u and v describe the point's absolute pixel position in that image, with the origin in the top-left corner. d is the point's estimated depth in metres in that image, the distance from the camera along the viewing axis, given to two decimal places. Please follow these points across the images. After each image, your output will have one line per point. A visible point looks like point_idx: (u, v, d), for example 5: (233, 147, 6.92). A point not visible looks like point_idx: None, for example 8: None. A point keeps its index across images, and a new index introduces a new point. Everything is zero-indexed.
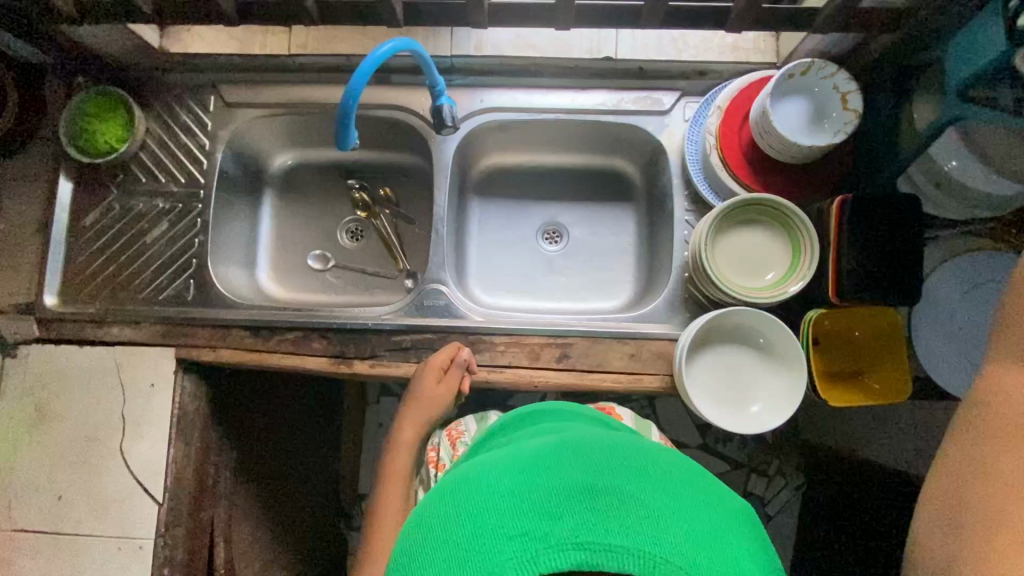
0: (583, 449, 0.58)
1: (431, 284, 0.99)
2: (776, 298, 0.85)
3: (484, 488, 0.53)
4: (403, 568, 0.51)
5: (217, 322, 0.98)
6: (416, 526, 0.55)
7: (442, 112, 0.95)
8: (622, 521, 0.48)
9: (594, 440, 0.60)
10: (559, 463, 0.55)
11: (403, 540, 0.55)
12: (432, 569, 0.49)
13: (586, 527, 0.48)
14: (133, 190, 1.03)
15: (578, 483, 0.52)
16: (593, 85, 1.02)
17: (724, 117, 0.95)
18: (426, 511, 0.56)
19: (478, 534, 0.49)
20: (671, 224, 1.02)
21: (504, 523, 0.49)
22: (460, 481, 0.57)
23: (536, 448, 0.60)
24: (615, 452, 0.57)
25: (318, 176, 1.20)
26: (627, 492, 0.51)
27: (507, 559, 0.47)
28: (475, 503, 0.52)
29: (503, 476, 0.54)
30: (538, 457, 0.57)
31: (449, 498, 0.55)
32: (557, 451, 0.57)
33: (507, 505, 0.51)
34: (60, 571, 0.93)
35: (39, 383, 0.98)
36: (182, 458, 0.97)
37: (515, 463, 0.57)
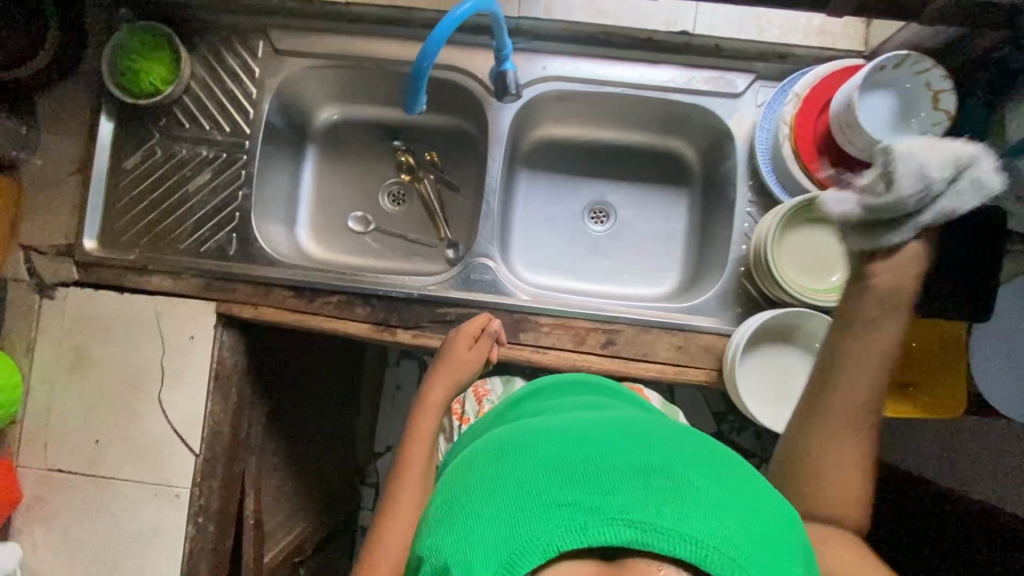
0: (635, 428, 0.55)
1: (478, 257, 0.97)
2: (837, 302, 0.83)
3: (532, 456, 0.52)
4: (444, 524, 0.51)
5: (259, 279, 0.96)
6: (458, 484, 0.55)
7: (506, 79, 0.89)
8: (676, 505, 0.46)
9: (646, 422, 0.58)
10: (611, 440, 0.53)
11: (445, 497, 0.54)
12: (474, 527, 0.48)
13: (638, 506, 0.45)
14: (175, 135, 1.00)
15: (630, 461, 0.49)
16: (663, 60, 0.96)
17: (801, 106, 0.90)
18: (471, 472, 0.55)
19: (525, 498, 0.48)
20: (730, 214, 0.98)
21: (552, 492, 0.48)
22: (506, 445, 0.56)
23: (586, 421, 0.58)
24: (668, 435, 0.54)
25: (362, 133, 1.15)
26: (681, 476, 0.49)
27: (553, 528, 0.45)
28: (521, 470, 0.51)
29: (552, 445, 0.53)
30: (589, 430, 0.55)
31: (495, 462, 0.54)
32: (609, 427, 0.55)
33: (557, 475, 0.49)
34: (96, 511, 0.95)
35: (77, 326, 0.97)
36: (219, 412, 0.97)
37: (564, 433, 0.55)
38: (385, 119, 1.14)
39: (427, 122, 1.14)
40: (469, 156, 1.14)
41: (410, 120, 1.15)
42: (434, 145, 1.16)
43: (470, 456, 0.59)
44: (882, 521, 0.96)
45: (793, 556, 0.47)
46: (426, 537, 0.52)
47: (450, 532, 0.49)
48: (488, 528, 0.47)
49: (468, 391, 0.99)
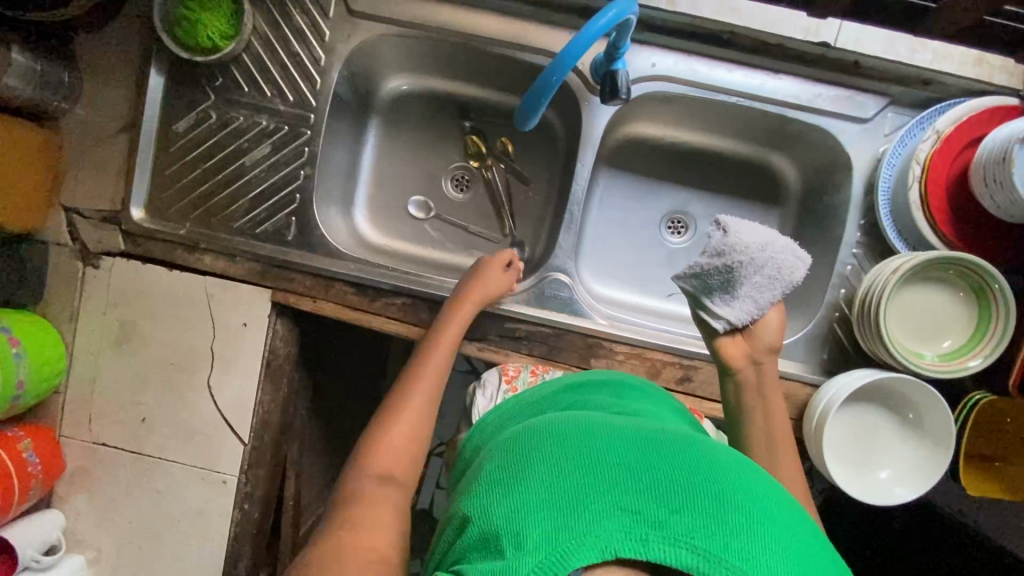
0: (711, 450, 0.50)
1: (554, 271, 0.90)
2: (945, 373, 0.76)
3: (599, 448, 0.47)
4: (492, 491, 0.47)
5: (319, 270, 0.90)
6: (513, 454, 0.50)
7: (617, 79, 0.78)
8: (751, 548, 0.40)
9: (721, 445, 0.52)
10: (686, 455, 0.47)
11: (496, 464, 0.51)
12: (527, 501, 0.44)
13: (708, 534, 0.40)
14: (232, 99, 0.90)
15: (706, 484, 0.44)
16: (788, 72, 0.85)
17: (940, 146, 0.80)
18: (529, 445, 0.51)
19: (587, 488, 0.43)
20: (831, 252, 0.90)
21: (618, 491, 0.43)
22: (571, 427, 0.51)
23: (656, 429, 0.52)
24: (747, 469, 0.48)
25: (431, 109, 1.04)
26: (760, 515, 0.43)
27: (608, 525, 0.41)
28: (586, 456, 0.46)
29: (621, 445, 0.48)
30: (664, 439, 0.50)
31: (558, 441, 0.49)
32: (683, 441, 0.50)
33: (624, 473, 0.44)
34: (141, 488, 0.93)
35: (122, 300, 0.91)
36: (269, 401, 0.94)
37: (635, 436, 0.50)
38: (458, 96, 1.03)
39: (503, 104, 1.03)
40: (545, 147, 1.04)
41: (485, 100, 1.03)
42: (508, 130, 1.05)
43: (527, 428, 0.54)
44: None
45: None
46: (470, 498, 0.48)
47: (500, 501, 0.45)
48: (543, 505, 0.43)
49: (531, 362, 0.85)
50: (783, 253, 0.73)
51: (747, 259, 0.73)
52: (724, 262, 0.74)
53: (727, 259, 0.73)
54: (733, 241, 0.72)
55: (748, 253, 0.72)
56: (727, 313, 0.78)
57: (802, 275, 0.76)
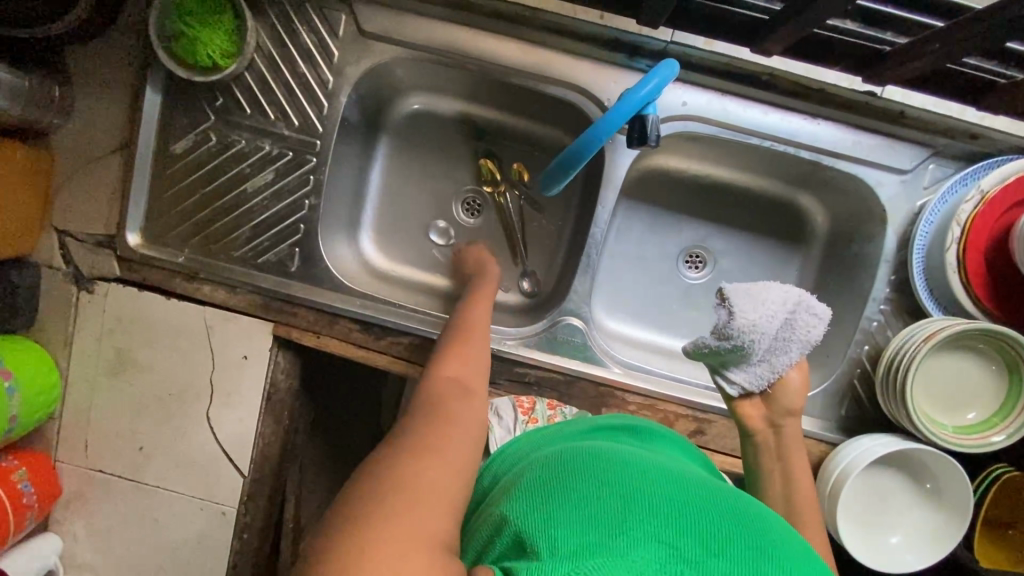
0: (741, 503, 0.51)
1: (568, 316, 0.86)
2: (968, 447, 0.74)
3: (639, 481, 0.48)
4: (529, 500, 0.47)
5: (323, 305, 0.86)
6: (550, 470, 0.51)
7: (647, 124, 0.73)
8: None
9: (749, 497, 0.54)
10: (720, 505, 0.49)
11: (530, 477, 0.51)
12: (566, 516, 0.44)
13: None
14: (233, 120, 0.84)
15: (740, 537, 0.45)
16: (828, 116, 0.80)
17: (985, 207, 0.76)
18: (566, 462, 0.51)
19: (628, 516, 0.44)
20: (858, 306, 0.86)
21: (658, 524, 0.44)
22: (609, 456, 0.52)
23: (688, 474, 0.54)
24: (774, 524, 0.50)
25: (443, 130, 0.99)
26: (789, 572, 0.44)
27: (647, 553, 0.41)
28: (626, 484, 0.48)
29: (660, 482, 0.49)
30: (698, 486, 0.51)
31: (597, 466, 0.50)
32: (716, 491, 0.52)
33: (664, 509, 0.45)
34: (138, 516, 0.92)
35: (119, 327, 0.88)
36: (270, 433, 0.91)
37: (671, 477, 0.51)
38: (473, 118, 0.98)
39: (520, 128, 0.98)
40: None
41: (500, 122, 0.98)
42: (524, 155, 1.00)
43: (562, 450, 0.55)
44: None
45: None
46: (504, 502, 0.48)
47: (537, 510, 0.46)
48: (584, 520, 0.43)
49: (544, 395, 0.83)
50: (794, 317, 0.71)
51: (757, 331, 0.70)
52: (735, 337, 0.70)
53: (737, 333, 0.70)
54: (739, 318, 0.69)
55: (757, 325, 0.70)
56: (740, 379, 0.75)
57: (819, 334, 0.72)
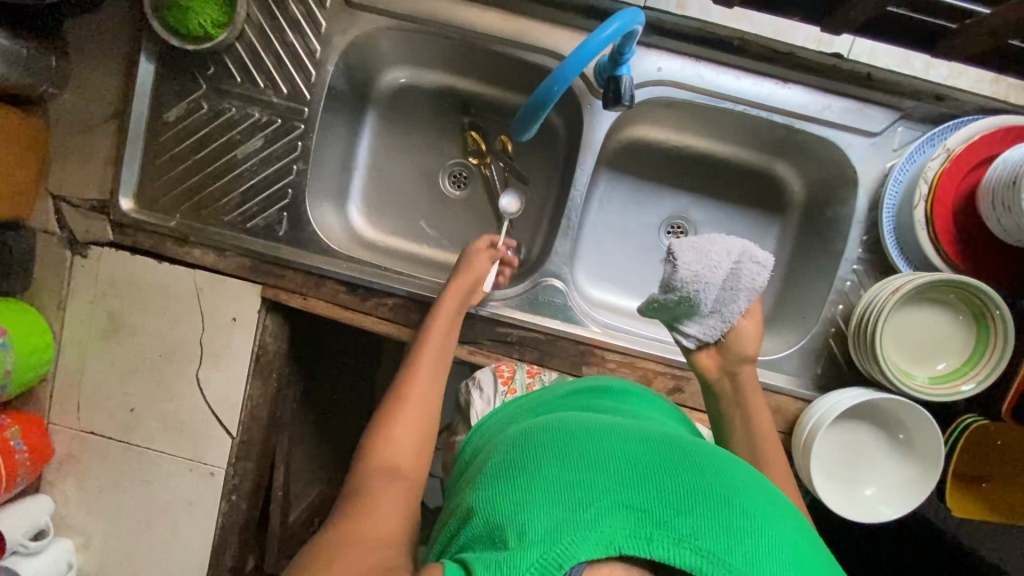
0: (711, 456, 0.52)
1: (548, 277, 0.88)
2: (939, 397, 0.76)
3: (604, 450, 0.49)
4: (498, 485, 0.48)
5: (309, 268, 0.88)
6: (516, 452, 0.52)
7: (622, 84, 0.76)
8: (748, 547, 0.42)
9: (721, 450, 0.55)
10: (687, 460, 0.49)
11: (498, 461, 0.52)
12: (532, 498, 0.45)
13: (709, 534, 0.42)
14: (224, 88, 0.87)
15: (706, 487, 0.46)
16: (799, 80, 0.83)
17: (951, 165, 0.78)
18: (529, 443, 0.52)
19: (592, 488, 0.45)
20: (832, 267, 0.88)
21: (623, 491, 0.45)
22: (574, 427, 0.53)
23: (658, 432, 0.55)
24: (744, 474, 0.51)
25: (429, 103, 1.02)
26: (755, 518, 0.45)
27: (613, 524, 0.42)
28: (587, 457, 0.48)
29: (625, 447, 0.50)
30: (661, 443, 0.52)
31: (562, 441, 0.51)
32: (684, 445, 0.52)
33: (626, 476, 0.46)
34: (129, 476, 0.94)
35: (112, 291, 0.90)
36: (258, 395, 0.94)
37: (637, 438, 0.52)
38: (458, 91, 1.01)
39: (505, 100, 1.01)
40: (545, 146, 1.02)
41: (484, 94, 1.01)
42: (507, 127, 1.03)
43: (530, 428, 0.56)
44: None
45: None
46: (474, 491, 0.50)
47: (505, 495, 0.47)
48: (550, 503, 0.44)
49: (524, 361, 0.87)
50: (738, 268, 0.72)
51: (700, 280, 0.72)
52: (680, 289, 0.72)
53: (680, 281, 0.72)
54: (682, 270, 0.71)
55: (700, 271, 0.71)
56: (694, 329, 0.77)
57: (763, 281, 0.73)
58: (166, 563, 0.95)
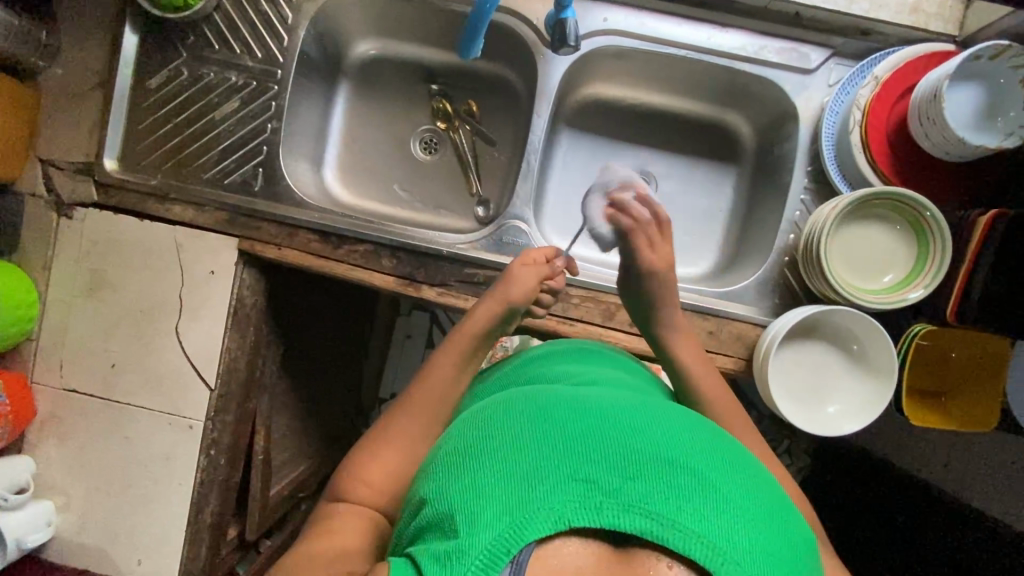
0: (662, 417, 0.53)
1: (511, 219, 0.94)
2: (884, 306, 0.79)
3: (553, 425, 0.50)
4: (452, 474, 0.49)
5: (284, 219, 0.93)
6: (470, 437, 0.52)
7: (567, 27, 0.82)
8: (695, 505, 0.44)
9: (675, 411, 0.56)
10: (639, 425, 0.50)
11: (453, 448, 0.53)
12: (484, 485, 0.46)
13: (656, 498, 0.44)
14: (203, 56, 0.94)
15: (653, 450, 0.47)
16: (734, 24, 0.89)
17: (880, 90, 0.83)
18: (485, 428, 0.53)
19: (542, 467, 0.46)
20: (782, 200, 0.93)
21: (572, 464, 0.46)
22: (527, 406, 0.54)
23: (610, 400, 0.55)
24: (694, 430, 0.52)
25: (398, 72, 1.08)
26: (704, 473, 0.46)
27: (564, 502, 0.43)
28: (539, 437, 0.49)
29: (574, 419, 0.50)
30: (612, 410, 0.52)
31: (516, 423, 0.51)
32: (634, 410, 0.53)
33: (577, 449, 0.47)
34: (109, 434, 0.95)
35: (95, 250, 0.94)
36: (236, 348, 0.96)
37: (588, 408, 0.52)
38: (424, 60, 1.07)
39: (469, 67, 1.07)
40: (510, 108, 1.07)
41: (450, 62, 1.07)
42: (473, 92, 1.09)
43: (486, 410, 0.57)
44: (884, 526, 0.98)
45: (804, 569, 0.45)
46: (432, 482, 0.50)
47: (458, 484, 0.47)
48: (502, 488, 0.45)
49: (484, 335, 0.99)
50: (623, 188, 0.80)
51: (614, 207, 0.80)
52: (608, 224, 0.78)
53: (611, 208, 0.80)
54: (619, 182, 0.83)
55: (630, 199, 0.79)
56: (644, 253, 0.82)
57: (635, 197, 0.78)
58: (145, 520, 0.95)
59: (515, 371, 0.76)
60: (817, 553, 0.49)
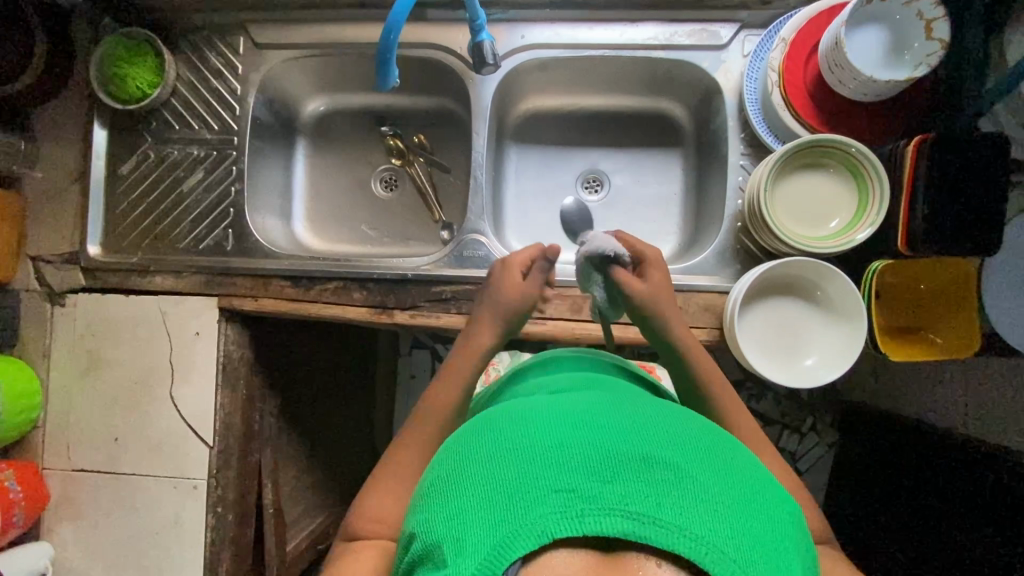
0: (641, 416, 0.51)
1: (469, 234, 0.97)
2: (836, 248, 0.80)
3: (530, 434, 0.47)
4: (435, 502, 0.47)
5: (257, 272, 0.98)
6: (451, 458, 0.50)
7: (483, 49, 0.88)
8: (677, 499, 0.42)
9: (656, 406, 0.54)
10: (616, 426, 0.48)
11: (436, 472, 0.50)
12: (464, 508, 0.44)
13: (637, 497, 0.41)
14: (167, 137, 1.02)
15: (631, 449, 0.45)
16: (643, 18, 0.95)
17: (789, 50, 0.87)
18: (462, 450, 0.50)
19: (520, 481, 0.44)
20: (725, 170, 0.95)
21: (550, 474, 0.44)
22: (505, 419, 0.52)
23: (590, 403, 0.53)
24: (675, 423, 0.50)
25: (350, 121, 1.16)
26: (684, 462, 0.44)
27: (546, 515, 0.41)
28: (515, 451, 0.46)
29: (552, 427, 0.48)
30: (588, 413, 0.50)
31: (494, 439, 0.49)
32: (612, 410, 0.51)
33: (552, 457, 0.45)
34: (118, 507, 0.97)
35: (88, 331, 0.99)
36: (229, 403, 0.98)
37: (564, 414, 0.50)
38: (372, 107, 1.15)
39: (414, 104, 1.14)
40: (457, 135, 1.13)
41: (397, 104, 1.14)
42: (423, 127, 1.15)
43: (466, 428, 0.55)
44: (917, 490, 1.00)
45: (797, 557, 0.43)
46: (416, 517, 0.48)
47: (441, 511, 0.45)
48: (482, 508, 0.43)
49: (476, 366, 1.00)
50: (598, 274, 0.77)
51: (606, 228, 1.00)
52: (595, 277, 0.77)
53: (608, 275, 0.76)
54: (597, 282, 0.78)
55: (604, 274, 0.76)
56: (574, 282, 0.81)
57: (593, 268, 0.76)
58: None
59: (505, 385, 0.76)
60: (807, 537, 0.48)
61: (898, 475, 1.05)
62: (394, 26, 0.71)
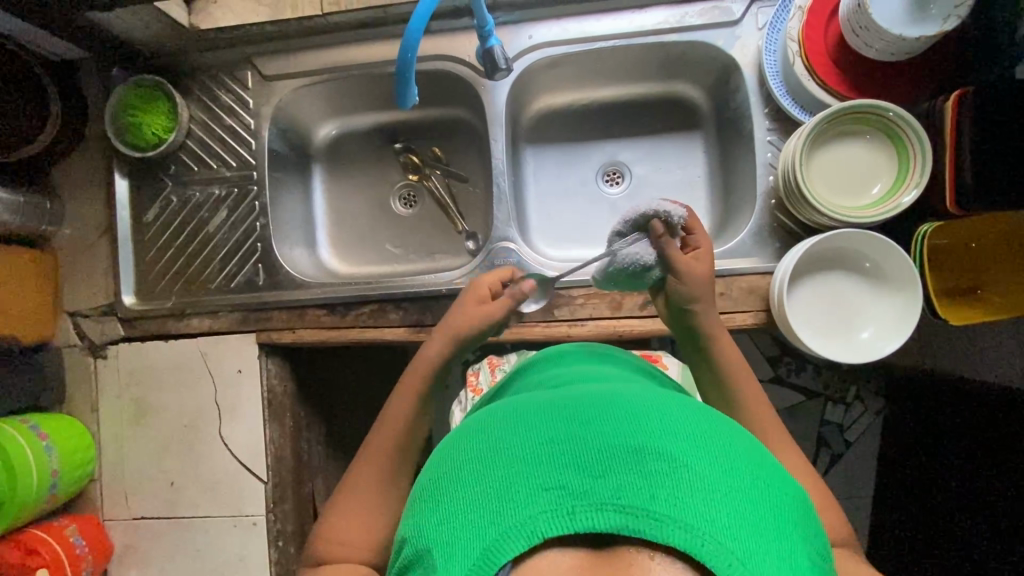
0: (637, 402, 0.48)
1: (498, 242, 0.96)
2: (880, 217, 0.78)
3: (521, 432, 0.46)
4: (426, 504, 0.45)
5: (292, 303, 0.98)
6: (442, 458, 0.49)
7: (494, 54, 0.86)
8: (672, 490, 0.40)
9: (656, 393, 0.51)
10: (608, 415, 0.46)
11: (427, 474, 0.49)
12: (452, 510, 0.42)
13: (629, 490, 0.40)
14: (187, 179, 1.03)
15: (625, 439, 0.43)
16: (652, 3, 0.93)
17: (807, 18, 0.85)
18: (453, 449, 0.49)
19: (510, 479, 0.42)
20: (751, 147, 0.93)
21: (540, 471, 0.42)
22: (497, 416, 0.50)
23: (583, 393, 0.51)
24: (673, 407, 0.47)
25: (364, 142, 1.15)
26: (678, 447, 0.42)
27: (535, 513, 0.40)
28: (503, 449, 0.45)
29: (543, 422, 0.46)
30: (582, 403, 0.48)
31: (483, 437, 0.47)
32: (608, 399, 0.49)
33: (542, 454, 0.43)
34: (181, 550, 0.98)
35: (133, 380, 1.00)
36: (278, 437, 0.99)
37: (557, 407, 0.48)
38: (385, 125, 1.14)
39: (425, 117, 1.13)
40: (473, 143, 1.12)
41: (409, 119, 1.13)
42: (436, 139, 1.14)
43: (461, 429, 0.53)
44: (981, 453, 0.95)
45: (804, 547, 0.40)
46: (407, 520, 0.46)
47: (431, 514, 0.44)
48: (469, 510, 0.42)
49: (483, 362, 0.99)
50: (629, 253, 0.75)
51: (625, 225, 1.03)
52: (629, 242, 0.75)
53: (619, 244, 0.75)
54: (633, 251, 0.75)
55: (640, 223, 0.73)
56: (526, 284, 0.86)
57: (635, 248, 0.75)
58: None
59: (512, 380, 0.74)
60: (818, 524, 0.45)
61: (957, 441, 1.01)
62: (411, 45, 0.70)
